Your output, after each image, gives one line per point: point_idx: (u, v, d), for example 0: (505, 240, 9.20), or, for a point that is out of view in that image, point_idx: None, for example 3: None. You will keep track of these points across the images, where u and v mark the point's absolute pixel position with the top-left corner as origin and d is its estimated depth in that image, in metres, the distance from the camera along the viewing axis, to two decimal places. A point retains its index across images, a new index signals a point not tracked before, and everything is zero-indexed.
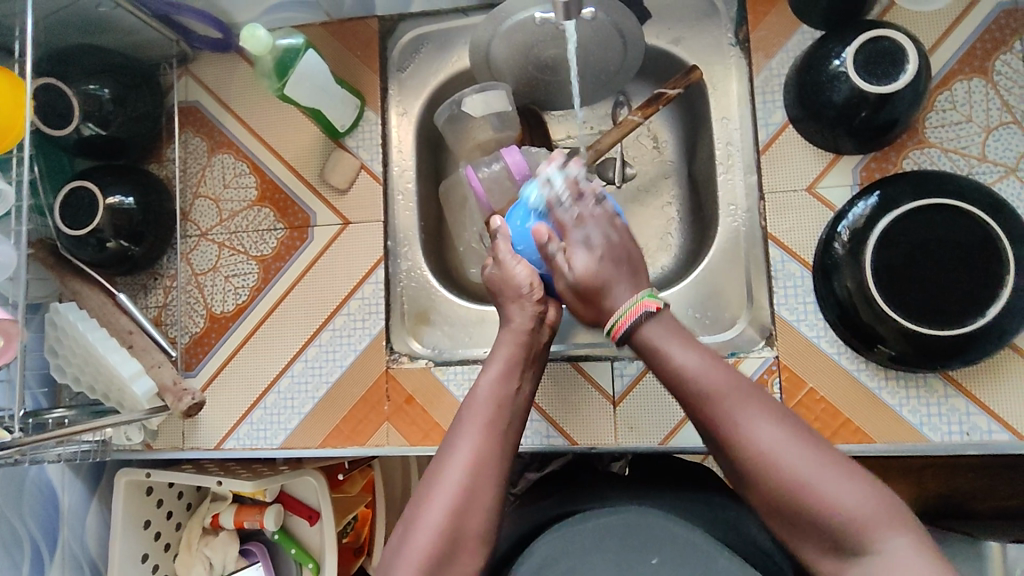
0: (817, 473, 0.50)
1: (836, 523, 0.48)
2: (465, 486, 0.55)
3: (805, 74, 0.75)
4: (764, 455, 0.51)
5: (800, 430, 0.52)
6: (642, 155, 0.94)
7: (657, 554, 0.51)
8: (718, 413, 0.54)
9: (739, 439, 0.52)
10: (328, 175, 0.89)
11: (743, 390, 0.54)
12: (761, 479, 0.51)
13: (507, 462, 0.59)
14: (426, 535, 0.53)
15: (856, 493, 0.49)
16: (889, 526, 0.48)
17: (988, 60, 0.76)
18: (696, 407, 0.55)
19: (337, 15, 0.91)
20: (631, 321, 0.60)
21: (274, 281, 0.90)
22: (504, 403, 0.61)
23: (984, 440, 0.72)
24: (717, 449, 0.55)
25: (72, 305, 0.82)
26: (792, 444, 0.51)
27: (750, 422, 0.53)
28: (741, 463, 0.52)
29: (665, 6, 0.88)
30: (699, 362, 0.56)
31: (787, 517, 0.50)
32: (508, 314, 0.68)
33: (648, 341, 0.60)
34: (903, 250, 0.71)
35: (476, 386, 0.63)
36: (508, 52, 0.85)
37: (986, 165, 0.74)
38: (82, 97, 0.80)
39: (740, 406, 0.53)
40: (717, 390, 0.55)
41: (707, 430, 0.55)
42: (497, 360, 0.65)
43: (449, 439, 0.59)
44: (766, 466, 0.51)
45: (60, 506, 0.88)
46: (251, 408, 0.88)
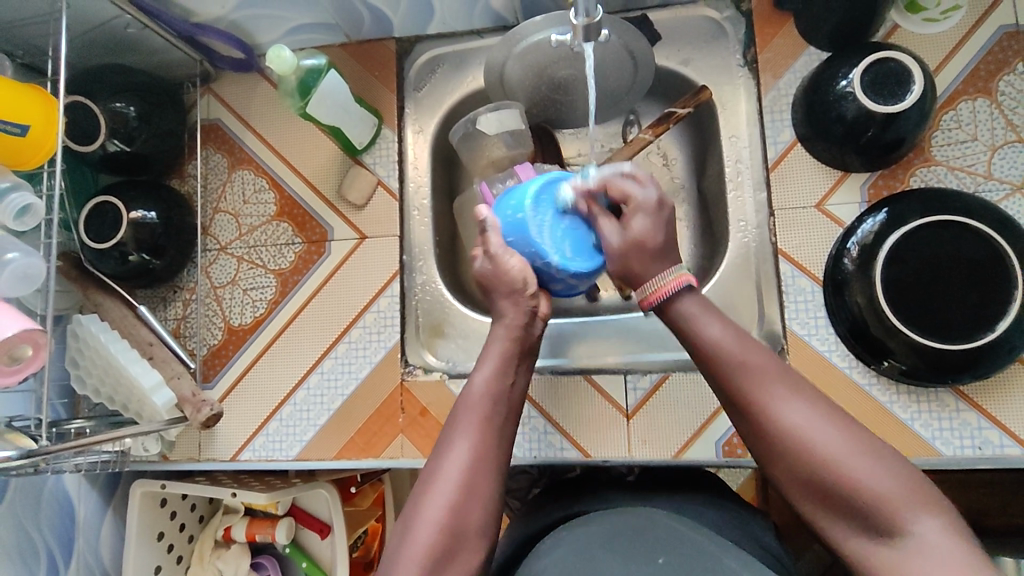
0: (846, 448, 0.50)
1: (867, 501, 0.48)
2: (463, 484, 0.55)
3: (813, 95, 0.77)
4: (794, 430, 0.51)
5: (828, 407, 0.53)
6: (651, 172, 0.96)
7: (664, 555, 0.51)
8: (747, 386, 0.54)
9: (769, 412, 0.53)
10: (345, 191, 0.91)
11: (774, 365, 0.55)
12: (791, 452, 0.51)
13: (502, 460, 0.59)
14: (426, 532, 0.53)
15: (885, 471, 0.49)
16: (918, 508, 0.47)
17: (992, 81, 0.77)
18: (727, 378, 0.56)
19: (355, 36, 0.94)
20: (665, 294, 0.61)
21: (292, 294, 0.91)
22: (501, 399, 0.61)
23: (996, 454, 0.73)
24: (743, 423, 0.55)
25: (94, 317, 0.83)
26: (821, 421, 0.51)
27: (779, 399, 0.53)
28: (770, 437, 0.52)
29: (675, 28, 0.90)
30: (731, 336, 0.57)
31: (816, 493, 0.50)
32: (499, 311, 0.66)
33: (683, 317, 0.60)
34: (912, 266, 0.72)
35: (472, 382, 0.61)
36: (522, 73, 0.87)
37: (992, 183, 0.76)
38: (109, 114, 0.83)
39: (772, 380, 0.54)
40: (751, 363, 0.55)
41: (734, 402, 0.56)
42: (493, 354, 0.63)
43: (446, 436, 0.59)
44: (794, 439, 0.51)
45: (76, 516, 0.89)
46: (267, 419, 0.89)
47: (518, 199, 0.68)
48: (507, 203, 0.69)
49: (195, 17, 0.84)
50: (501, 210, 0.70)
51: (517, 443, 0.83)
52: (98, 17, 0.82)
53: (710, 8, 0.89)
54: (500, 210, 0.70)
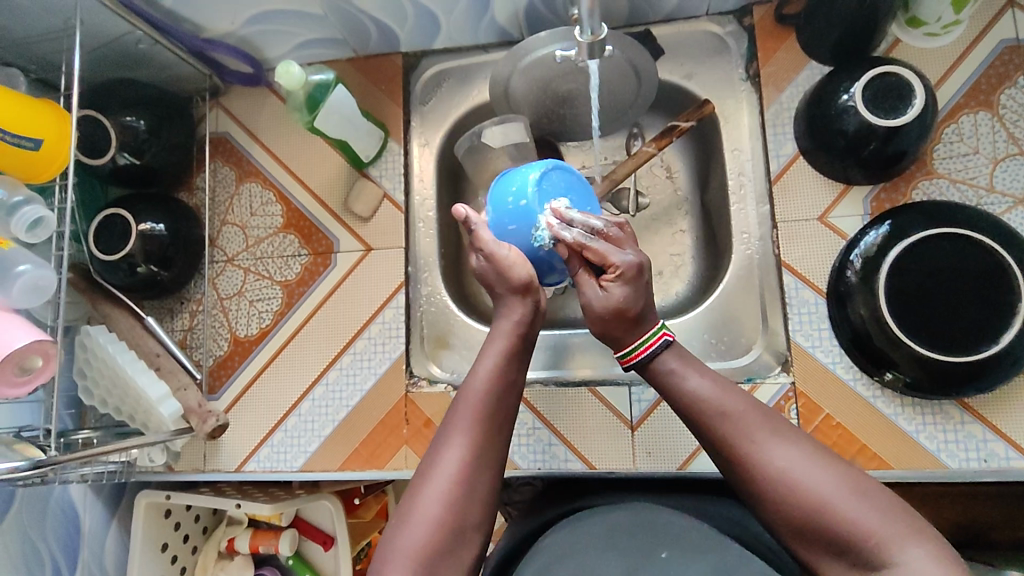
0: (833, 489, 0.50)
1: (854, 538, 0.48)
2: (458, 481, 0.56)
3: (815, 108, 0.78)
4: (779, 473, 0.52)
5: (813, 449, 0.53)
6: (655, 184, 0.97)
7: (666, 549, 0.53)
8: (732, 432, 0.55)
9: (755, 455, 0.53)
10: (352, 204, 0.92)
11: (754, 411, 0.56)
12: (779, 496, 0.51)
13: (496, 455, 0.59)
14: (420, 530, 0.54)
15: (871, 507, 0.49)
16: (906, 539, 0.48)
17: (993, 94, 0.78)
18: (712, 428, 0.56)
19: (362, 51, 0.95)
20: (647, 353, 0.61)
21: (298, 305, 0.92)
22: (500, 397, 0.61)
23: (1002, 467, 0.73)
24: (730, 471, 0.55)
25: (102, 328, 0.84)
26: (805, 461, 0.52)
27: (764, 443, 0.54)
28: (758, 480, 0.53)
29: (678, 43, 0.91)
30: (711, 387, 0.58)
31: (808, 536, 0.50)
32: (504, 306, 0.66)
33: (663, 371, 0.61)
34: (914, 279, 0.72)
35: (471, 379, 0.61)
36: (527, 86, 0.88)
37: (995, 196, 0.76)
38: (119, 128, 0.85)
39: (755, 426, 0.55)
40: (733, 412, 0.56)
41: (721, 449, 0.56)
42: (495, 349, 0.63)
43: (443, 432, 0.60)
44: (781, 483, 0.51)
45: (81, 526, 0.89)
46: (272, 430, 0.89)
47: (520, 186, 0.69)
48: (508, 187, 0.70)
49: (205, 32, 0.86)
50: (501, 196, 0.70)
51: (521, 454, 0.83)
52: (110, 33, 0.83)
53: (713, 23, 0.89)
54: (501, 197, 0.70)
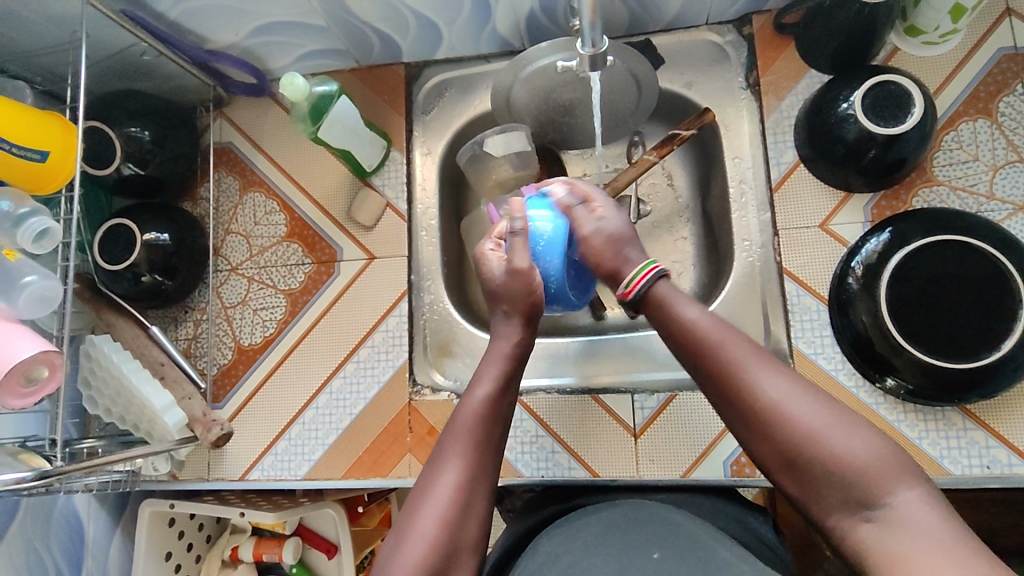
0: (827, 419, 0.51)
1: (847, 472, 0.49)
2: (455, 502, 0.57)
3: (815, 117, 0.79)
4: (773, 398, 0.52)
5: (804, 381, 0.54)
6: (656, 193, 0.97)
7: (658, 550, 0.54)
8: (723, 361, 0.55)
9: (752, 390, 0.53)
10: (355, 213, 0.93)
11: (749, 347, 0.56)
12: (772, 428, 0.52)
13: (491, 471, 0.61)
14: (419, 548, 0.54)
15: (867, 443, 0.50)
16: (898, 477, 0.48)
17: (992, 102, 0.78)
18: (703, 357, 0.57)
19: (365, 61, 0.96)
20: (646, 280, 0.63)
21: (301, 313, 0.92)
22: (494, 418, 0.62)
23: (1005, 473, 0.73)
24: (722, 400, 0.56)
25: (106, 337, 0.84)
26: (801, 395, 0.52)
27: (757, 372, 0.54)
28: (755, 413, 0.53)
29: (678, 53, 0.91)
30: (707, 318, 0.58)
31: (800, 470, 0.51)
32: (503, 326, 0.69)
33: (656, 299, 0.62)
34: (915, 285, 0.73)
35: (465, 401, 0.63)
36: (528, 96, 0.89)
37: (995, 203, 0.77)
38: (124, 139, 0.85)
39: (747, 354, 0.55)
40: (722, 340, 0.56)
41: (717, 387, 0.56)
42: (489, 374, 0.65)
43: (440, 452, 0.61)
44: (778, 417, 0.52)
45: (85, 535, 0.89)
46: (276, 439, 0.89)
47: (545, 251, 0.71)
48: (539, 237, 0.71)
49: (209, 43, 0.87)
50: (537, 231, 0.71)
51: (524, 462, 0.83)
52: (115, 44, 0.84)
53: (712, 32, 0.89)
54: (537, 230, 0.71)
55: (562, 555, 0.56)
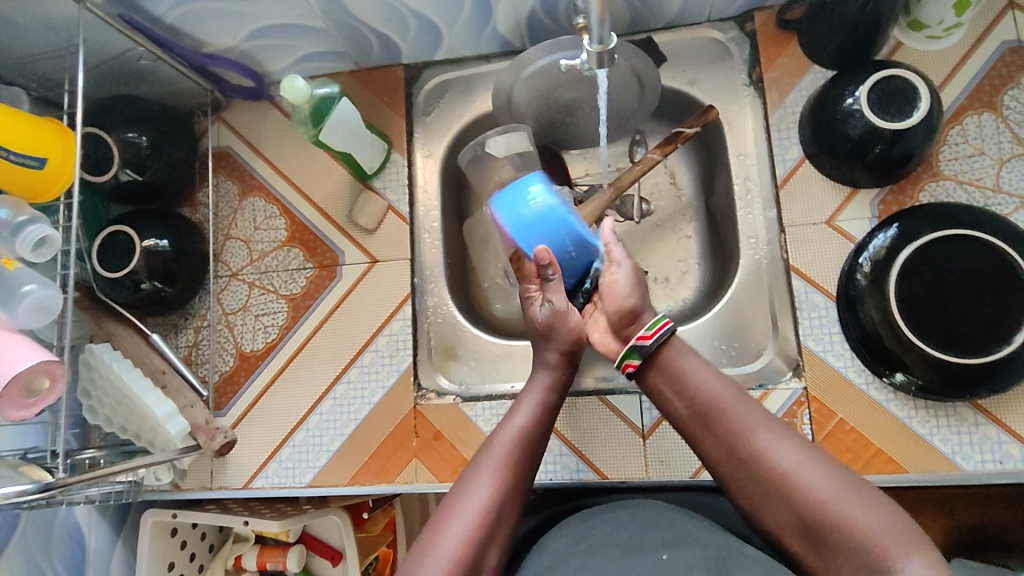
0: (839, 489, 0.53)
1: (860, 539, 0.50)
2: (481, 522, 0.57)
3: (820, 112, 0.78)
4: (788, 470, 0.55)
5: (815, 450, 0.56)
6: (659, 191, 0.97)
7: (668, 552, 0.54)
8: (738, 429, 0.58)
9: (762, 456, 0.56)
10: (356, 216, 0.92)
11: (761, 414, 0.59)
12: (788, 496, 0.54)
13: (520, 499, 0.62)
14: (440, 562, 0.54)
15: (877, 510, 0.51)
16: (910, 545, 0.49)
17: (996, 95, 0.78)
18: (719, 425, 0.60)
19: (364, 63, 0.95)
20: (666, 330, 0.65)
21: (303, 319, 0.91)
22: (528, 447, 0.64)
23: (1017, 469, 0.72)
24: (736, 467, 0.58)
25: (106, 346, 0.83)
26: (812, 463, 0.55)
27: (772, 444, 0.56)
28: (768, 479, 0.55)
29: (681, 50, 0.90)
30: (720, 386, 0.61)
31: (815, 539, 0.52)
32: (549, 360, 0.71)
33: (671, 363, 0.64)
34: (925, 281, 0.72)
35: (504, 427, 0.65)
36: (530, 96, 0.88)
37: (1002, 196, 0.76)
38: (122, 144, 0.84)
39: (763, 426, 0.58)
40: (734, 410, 0.59)
41: (727, 452, 0.59)
42: (527, 404, 0.67)
43: (471, 471, 0.62)
44: (789, 483, 0.54)
45: (86, 547, 0.87)
46: (280, 445, 0.88)
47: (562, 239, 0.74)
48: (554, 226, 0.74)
49: (206, 47, 0.86)
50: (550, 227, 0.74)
51: None
52: (112, 49, 0.83)
53: (714, 29, 0.89)
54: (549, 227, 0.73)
55: (569, 560, 0.56)
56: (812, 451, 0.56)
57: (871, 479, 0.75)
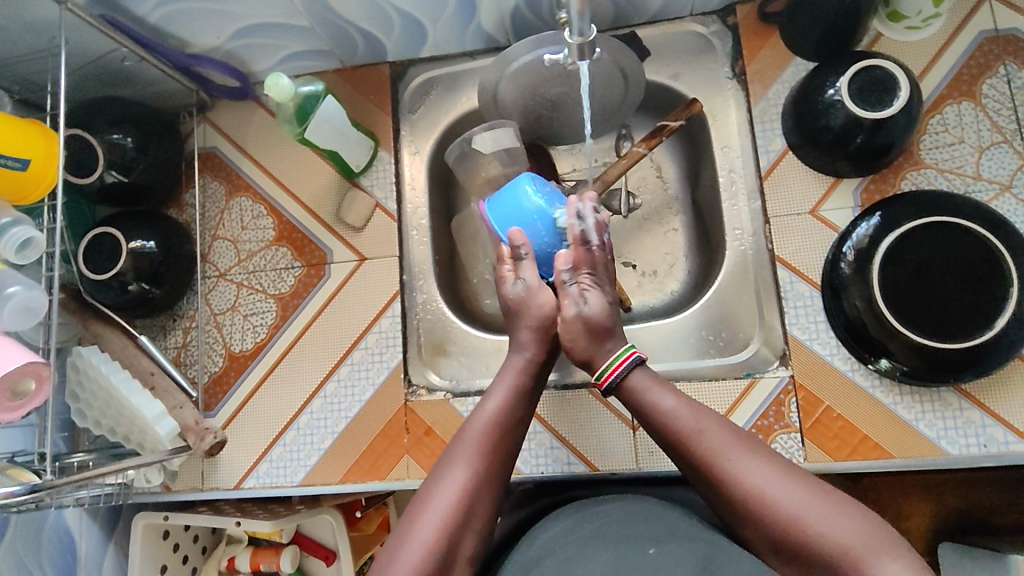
0: (808, 503, 0.53)
1: (833, 553, 0.50)
2: (456, 509, 0.57)
3: (802, 104, 0.79)
4: (756, 489, 0.54)
5: (782, 466, 0.56)
6: (646, 185, 0.97)
7: (654, 548, 0.55)
8: (704, 452, 0.58)
9: (731, 478, 0.56)
10: (343, 214, 0.92)
11: (729, 432, 0.59)
12: (757, 514, 0.54)
13: (497, 486, 0.61)
14: (415, 554, 0.54)
15: (849, 523, 0.51)
16: (883, 554, 0.49)
17: (975, 84, 0.79)
18: (685, 449, 0.59)
19: (349, 62, 0.95)
20: (618, 371, 0.66)
21: (292, 318, 0.91)
22: (504, 433, 0.64)
23: (1001, 451, 0.73)
24: (706, 488, 0.58)
25: (94, 348, 0.83)
26: (779, 480, 0.54)
27: (739, 463, 0.56)
28: (737, 500, 0.55)
29: (664, 44, 0.91)
30: (684, 408, 0.61)
31: (790, 554, 0.53)
32: (521, 340, 0.71)
33: (635, 388, 0.65)
34: (907, 269, 0.73)
35: (478, 413, 0.65)
36: (515, 92, 0.88)
37: (982, 183, 0.77)
38: (106, 146, 0.84)
39: (729, 444, 0.58)
40: (699, 432, 0.59)
41: (698, 474, 0.58)
42: (502, 386, 0.67)
43: (446, 459, 0.61)
44: (757, 503, 0.54)
45: (77, 551, 0.87)
46: (271, 445, 0.88)
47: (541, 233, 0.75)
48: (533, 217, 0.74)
49: (191, 47, 0.86)
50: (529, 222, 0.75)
51: (523, 459, 0.83)
52: (94, 50, 0.83)
53: (697, 23, 0.90)
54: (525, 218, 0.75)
55: (557, 554, 0.56)
56: (780, 466, 0.56)
57: (858, 465, 0.76)
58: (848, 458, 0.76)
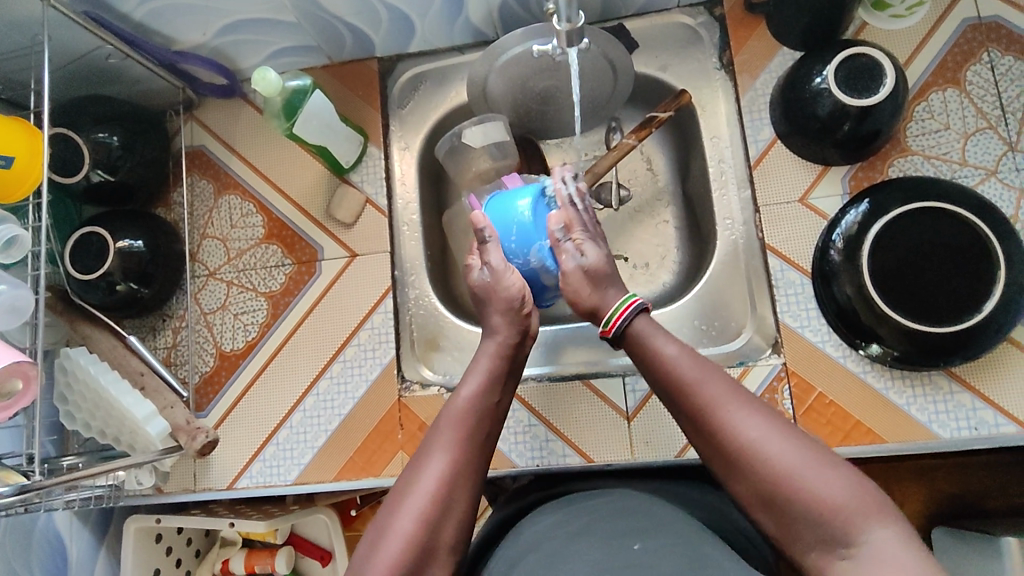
0: (801, 460, 0.52)
1: (822, 510, 0.49)
2: (437, 497, 0.56)
3: (790, 93, 0.79)
4: (750, 441, 0.54)
5: (777, 421, 0.55)
6: (636, 177, 0.97)
7: (640, 542, 0.54)
8: (701, 399, 0.58)
9: (726, 429, 0.55)
10: (334, 211, 0.91)
11: (727, 383, 0.58)
12: (749, 467, 0.53)
13: (478, 472, 0.60)
14: (396, 544, 0.54)
15: (840, 481, 0.50)
16: (872, 516, 0.49)
17: (959, 71, 0.80)
18: (683, 396, 0.59)
19: (337, 58, 0.95)
20: (624, 316, 0.66)
21: (283, 316, 0.91)
22: (481, 417, 0.63)
23: (992, 434, 0.74)
24: (700, 436, 0.58)
25: (82, 349, 0.82)
26: (774, 433, 0.54)
27: (735, 414, 0.55)
28: (730, 449, 0.55)
29: (652, 36, 0.91)
30: (685, 355, 0.61)
31: (777, 510, 0.52)
32: (493, 325, 0.71)
33: (637, 336, 0.65)
34: (896, 253, 0.73)
35: (456, 397, 0.64)
36: (504, 85, 0.88)
37: (968, 169, 0.78)
38: (92, 145, 0.83)
39: (727, 394, 0.57)
40: (698, 380, 0.59)
41: (695, 424, 0.58)
42: (479, 369, 0.66)
43: (425, 447, 0.61)
44: (751, 454, 0.53)
45: (68, 556, 0.86)
46: (264, 444, 0.87)
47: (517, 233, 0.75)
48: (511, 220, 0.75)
49: (176, 44, 0.85)
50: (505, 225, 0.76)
51: (519, 452, 0.82)
52: (78, 48, 0.82)
53: (684, 15, 0.90)
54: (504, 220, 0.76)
55: (555, 543, 0.56)
56: (776, 421, 0.55)
57: (852, 451, 0.76)
58: (841, 444, 0.77)
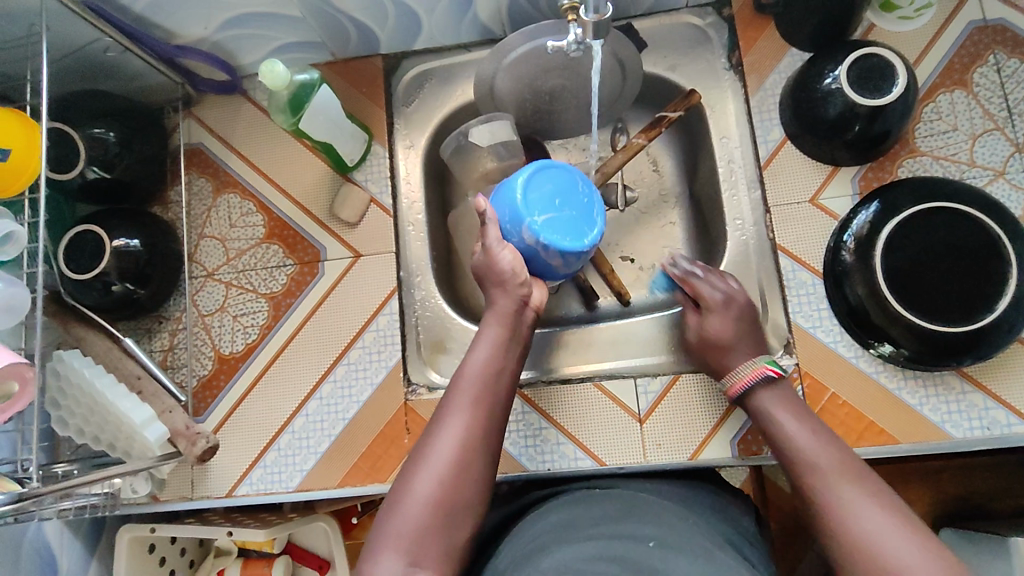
0: (915, 561, 0.50)
1: None
2: (453, 463, 0.57)
3: (800, 93, 0.80)
4: (864, 534, 0.53)
5: (896, 513, 0.54)
6: (643, 178, 0.97)
7: (654, 540, 0.53)
8: (818, 484, 0.58)
9: (840, 515, 0.55)
10: (337, 210, 0.89)
11: (848, 470, 0.58)
12: (860, 560, 0.52)
13: (492, 431, 0.61)
14: (416, 509, 0.54)
15: None
16: None
17: (967, 73, 0.81)
18: (801, 477, 0.60)
19: (341, 54, 0.93)
20: (747, 385, 0.71)
21: (285, 317, 0.88)
22: (491, 380, 0.63)
23: (1004, 433, 0.74)
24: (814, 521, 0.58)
25: (76, 352, 0.79)
26: (890, 527, 0.52)
27: (851, 503, 0.55)
28: (841, 538, 0.54)
29: (660, 36, 0.91)
30: (812, 438, 0.63)
31: None
32: (492, 299, 0.70)
33: (763, 410, 0.69)
34: (909, 254, 0.73)
35: (466, 363, 0.64)
36: (512, 84, 0.87)
37: (976, 170, 0.79)
38: (87, 140, 0.80)
39: (845, 482, 0.57)
40: (819, 464, 0.60)
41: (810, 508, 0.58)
42: (488, 337, 0.67)
43: (440, 412, 0.61)
44: (863, 546, 0.52)
45: (58, 568, 0.82)
46: (265, 450, 0.85)
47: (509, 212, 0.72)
48: (505, 198, 0.73)
49: (177, 38, 0.83)
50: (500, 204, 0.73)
51: (529, 456, 0.81)
52: (75, 41, 0.79)
53: (692, 15, 0.90)
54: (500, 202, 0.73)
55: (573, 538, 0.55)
56: (894, 514, 0.54)
57: (865, 451, 0.76)
58: (854, 445, 0.76)
